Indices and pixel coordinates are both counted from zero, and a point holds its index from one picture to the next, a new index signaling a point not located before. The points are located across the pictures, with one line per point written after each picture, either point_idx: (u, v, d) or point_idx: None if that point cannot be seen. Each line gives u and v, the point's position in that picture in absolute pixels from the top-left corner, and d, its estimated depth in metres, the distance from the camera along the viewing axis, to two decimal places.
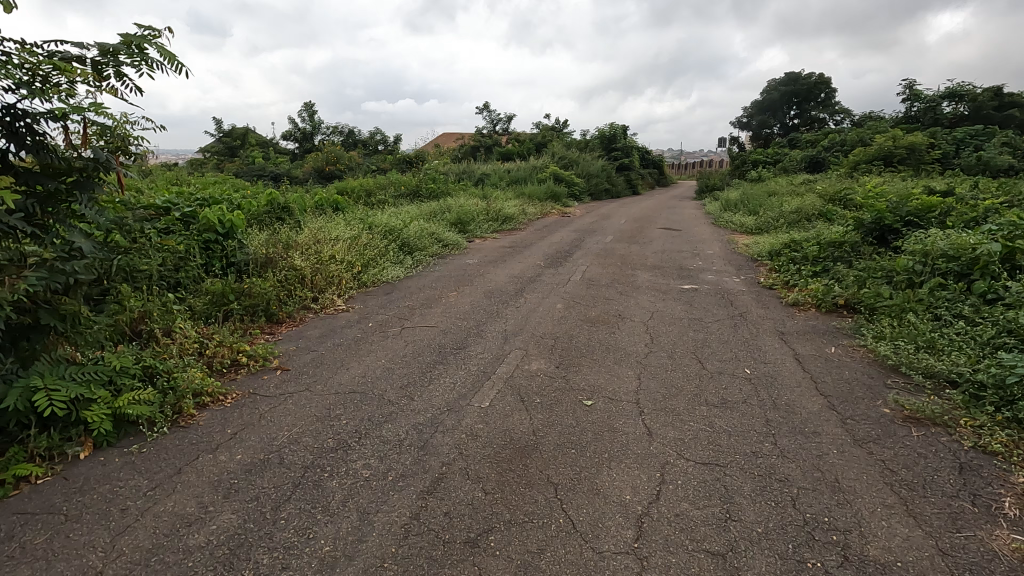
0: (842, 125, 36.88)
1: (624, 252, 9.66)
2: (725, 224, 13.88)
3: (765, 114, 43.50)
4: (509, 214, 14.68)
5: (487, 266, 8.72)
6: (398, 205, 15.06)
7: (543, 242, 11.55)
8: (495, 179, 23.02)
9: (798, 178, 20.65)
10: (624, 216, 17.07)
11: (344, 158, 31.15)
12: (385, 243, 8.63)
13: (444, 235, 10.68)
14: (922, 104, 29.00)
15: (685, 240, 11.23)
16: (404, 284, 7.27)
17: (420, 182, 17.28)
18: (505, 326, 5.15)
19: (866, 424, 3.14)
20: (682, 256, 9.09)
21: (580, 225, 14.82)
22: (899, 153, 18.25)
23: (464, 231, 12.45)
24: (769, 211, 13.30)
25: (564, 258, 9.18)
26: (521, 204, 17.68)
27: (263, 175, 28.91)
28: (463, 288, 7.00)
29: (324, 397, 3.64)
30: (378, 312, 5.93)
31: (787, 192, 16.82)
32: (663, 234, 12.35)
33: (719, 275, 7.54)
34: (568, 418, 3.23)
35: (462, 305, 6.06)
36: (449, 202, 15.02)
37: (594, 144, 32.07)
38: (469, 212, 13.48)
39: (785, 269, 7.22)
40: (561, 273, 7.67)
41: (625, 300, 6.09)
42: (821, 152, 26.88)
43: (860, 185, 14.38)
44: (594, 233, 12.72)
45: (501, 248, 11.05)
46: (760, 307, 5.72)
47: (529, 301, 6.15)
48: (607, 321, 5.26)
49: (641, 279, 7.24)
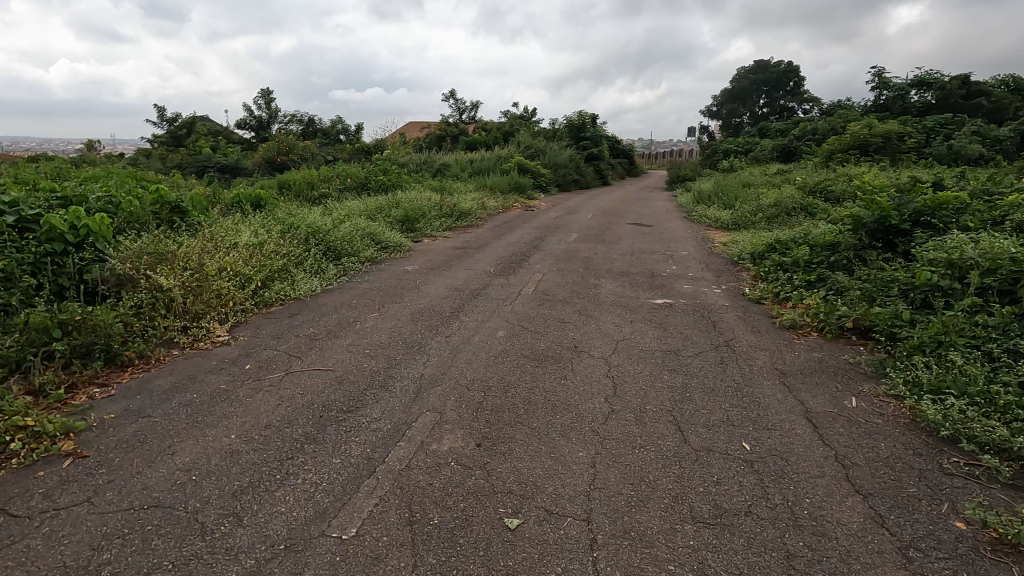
0: (812, 114, 36.48)
1: (589, 253, 8.53)
2: (699, 218, 12.87)
3: (735, 103, 42.99)
4: (466, 209, 13.40)
5: (428, 273, 7.44)
6: (342, 200, 13.60)
7: (500, 241, 10.32)
8: (457, 170, 21.65)
9: (771, 169, 19.89)
10: (592, 209, 15.94)
11: (298, 148, 29.28)
12: (303, 249, 7.21)
13: (383, 235, 9.29)
14: (892, 93, 28.62)
15: (656, 239, 10.15)
16: (318, 302, 5.94)
17: (371, 173, 15.82)
18: (424, 368, 3.90)
19: (942, 561, 2.01)
20: (653, 259, 7.98)
21: (543, 220, 13.64)
22: (875, 142, 17.57)
23: (412, 230, 11.12)
24: (746, 205, 12.33)
25: (519, 262, 7.98)
26: (482, 197, 16.41)
27: (209, 166, 26.87)
28: (389, 306, 5.73)
29: (103, 519, 2.32)
30: (269, 345, 4.61)
31: (763, 183, 15.94)
32: (632, 230, 11.26)
33: (695, 284, 6.45)
34: (476, 564, 2.01)
35: (378, 333, 4.79)
36: (400, 195, 13.63)
37: (562, 133, 30.90)
38: (419, 208, 12.14)
39: (774, 276, 6.14)
40: (511, 284, 6.46)
41: (583, 322, 4.92)
42: (792, 141, 26.28)
43: (839, 176, 13.55)
44: (558, 230, 11.53)
45: (451, 248, 9.78)
46: (748, 332, 4.61)
47: (464, 325, 4.92)
48: (557, 358, 4.06)
49: (605, 290, 6.09)
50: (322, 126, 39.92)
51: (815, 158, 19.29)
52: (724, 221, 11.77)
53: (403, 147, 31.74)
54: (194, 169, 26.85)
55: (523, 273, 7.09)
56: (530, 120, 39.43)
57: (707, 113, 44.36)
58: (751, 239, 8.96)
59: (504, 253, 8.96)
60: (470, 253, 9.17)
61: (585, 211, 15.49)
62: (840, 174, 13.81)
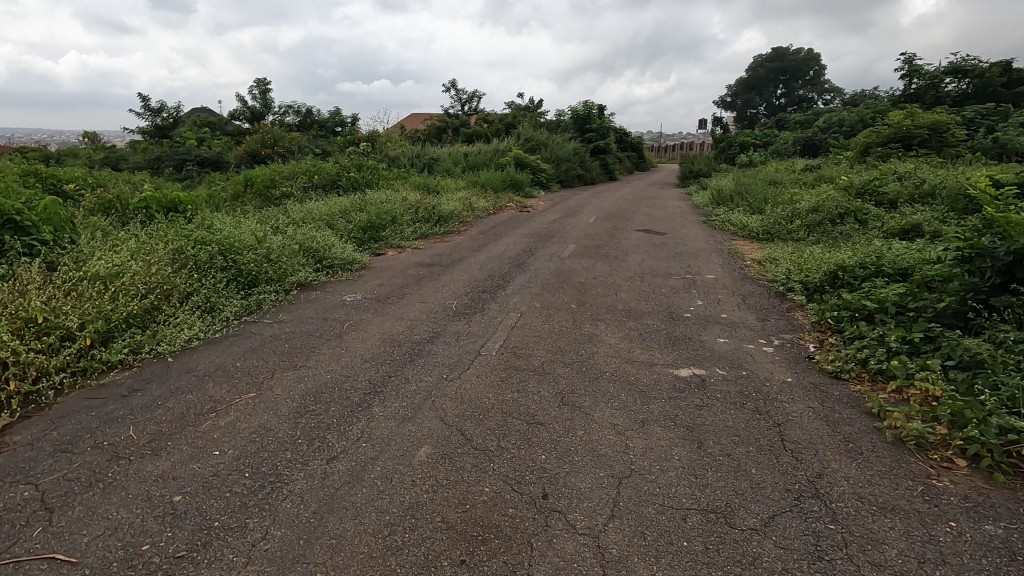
0: (834, 104, 34.12)
1: (586, 276, 6.66)
2: (721, 223, 10.90)
3: (750, 93, 40.62)
4: (447, 212, 11.50)
5: (368, 308, 5.55)
6: (304, 200, 11.73)
7: (480, 254, 8.43)
8: (449, 164, 19.77)
9: (797, 164, 17.81)
10: (594, 211, 14.00)
11: (285, 140, 27.53)
12: (194, 278, 5.33)
13: (328, 250, 7.40)
14: (924, 82, 26.27)
15: (672, 253, 8.22)
16: (181, 366, 4.05)
17: (345, 168, 13.94)
18: (246, 567, 2.03)
19: None
20: (670, 288, 6.06)
21: (537, 225, 11.72)
22: (919, 134, 15.40)
23: (375, 239, 9.24)
24: (778, 209, 10.35)
25: (494, 290, 6.09)
26: (470, 195, 14.52)
27: (188, 159, 25.20)
28: (282, 375, 3.87)
29: None
30: (33, 470, 2.75)
31: (792, 181, 13.91)
32: (642, 240, 9.33)
33: (733, 336, 4.51)
34: None
35: (225, 444, 2.92)
36: (373, 195, 11.76)
37: (567, 124, 28.86)
38: (390, 212, 10.26)
39: (849, 329, 4.23)
40: (472, 333, 4.58)
41: (563, 426, 3.03)
42: (816, 134, 24.14)
43: (887, 174, 11.50)
44: (553, 238, 9.63)
45: (418, 264, 7.90)
46: (844, 459, 2.69)
47: (372, 429, 3.03)
48: (504, 535, 2.17)
49: (603, 349, 4.19)
50: (316, 117, 38.11)
51: (846, 153, 17.21)
52: (752, 230, 9.80)
53: (398, 139, 29.88)
54: (173, 163, 25.20)
55: (493, 312, 5.20)
56: (534, 111, 37.37)
57: (722, 104, 42.05)
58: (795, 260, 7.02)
59: (479, 273, 7.07)
60: (437, 272, 7.28)
61: (588, 213, 13.53)
62: (888, 172, 11.75)
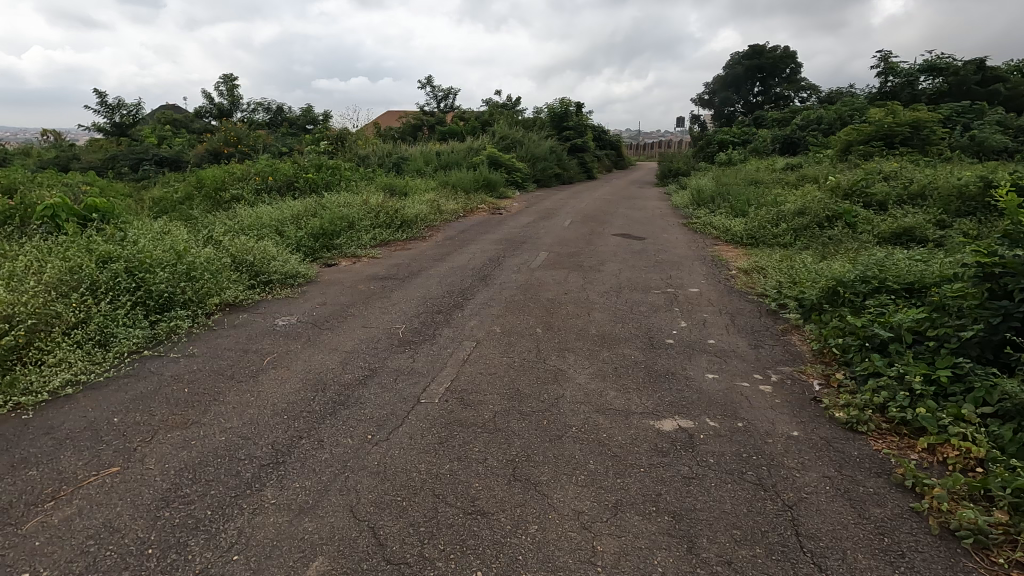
0: (810, 102, 34.05)
1: (557, 290, 5.97)
2: (702, 226, 10.30)
3: (728, 91, 40.45)
4: (411, 216, 10.70)
5: (302, 335, 4.77)
6: (255, 205, 10.82)
7: (443, 264, 7.69)
8: (421, 163, 18.95)
9: (778, 163, 17.38)
10: (570, 213, 13.33)
11: (250, 139, 26.41)
12: (86, 306, 4.49)
13: (268, 264, 6.58)
14: (900, 80, 26.21)
15: (651, 261, 7.59)
16: (39, 425, 3.23)
17: (305, 167, 13.05)
18: None
19: None
20: (649, 305, 5.40)
21: (508, 229, 10.99)
22: (901, 132, 15.04)
23: (328, 248, 8.41)
24: (763, 211, 9.81)
25: (450, 311, 5.34)
26: (440, 197, 13.74)
27: (145, 159, 23.99)
28: (167, 436, 3.07)
29: None
30: None
31: (773, 181, 13.43)
32: (619, 246, 8.67)
33: (723, 368, 3.84)
34: None
35: (44, 559, 2.12)
36: (332, 198, 10.92)
37: (544, 122, 28.19)
38: (349, 218, 9.46)
39: (859, 362, 3.60)
40: (416, 369, 3.84)
41: (512, 516, 2.30)
42: (794, 132, 23.89)
43: (872, 174, 11.04)
44: (524, 245, 8.95)
45: (373, 276, 7.13)
46: (883, 566, 2.02)
47: (255, 528, 2.26)
48: None
49: (570, 392, 3.48)
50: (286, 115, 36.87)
51: (826, 152, 16.86)
52: (735, 233, 9.22)
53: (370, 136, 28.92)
54: (131, 162, 23.96)
55: (446, 340, 4.47)
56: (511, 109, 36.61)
57: (699, 102, 41.85)
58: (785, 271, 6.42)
59: (437, 287, 6.33)
60: (392, 286, 6.51)
61: (563, 215, 12.87)
62: (873, 171, 11.31)
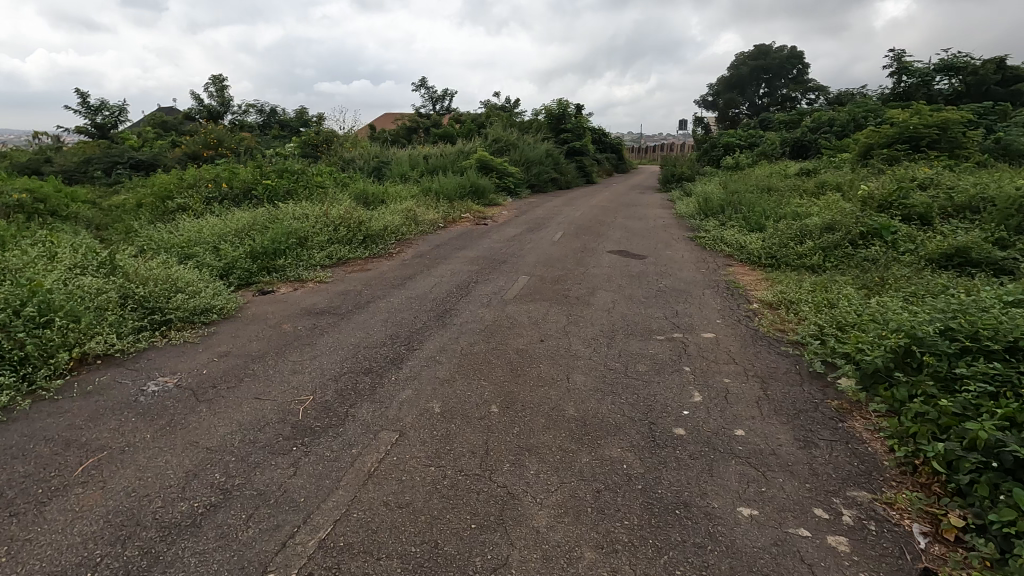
0: (819, 104, 32.70)
1: (531, 336, 4.62)
2: (712, 241, 8.96)
3: (732, 92, 39.14)
4: (379, 229, 9.37)
5: (166, 412, 3.42)
6: (201, 216, 9.50)
7: (402, 292, 6.35)
8: (405, 167, 17.64)
9: (790, 168, 16.05)
10: (563, 223, 12.00)
11: (231, 141, 25.15)
12: None
13: (171, 297, 5.27)
14: (915, 79, 24.87)
15: (653, 289, 6.23)
16: None
17: (268, 171, 11.73)
18: None
19: None
20: (650, 362, 4.06)
21: (490, 243, 9.67)
22: (928, 134, 13.67)
23: (268, 270, 7.09)
24: (783, 225, 8.46)
25: (384, 369, 3.99)
26: (418, 206, 12.43)
27: (119, 163, 22.76)
28: None
29: None
30: None
31: (789, 188, 12.10)
32: (615, 268, 7.33)
33: (763, 494, 2.49)
34: None
35: None
36: (289, 207, 9.60)
37: (540, 123, 26.88)
38: (301, 232, 8.16)
39: (988, 499, 2.23)
40: (289, 495, 2.49)
41: None
42: (805, 134, 22.54)
43: (905, 181, 9.68)
44: (504, 265, 7.63)
45: (311, 309, 5.79)
46: None
47: None
48: None
49: (519, 554, 2.13)
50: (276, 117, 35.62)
51: (843, 156, 15.52)
52: (752, 252, 7.87)
53: (359, 138, 27.65)
54: (106, 166, 22.76)
55: (358, 428, 3.12)
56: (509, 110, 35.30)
57: (703, 104, 40.55)
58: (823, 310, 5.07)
59: (382, 329, 4.99)
60: (327, 325, 5.17)
61: (555, 226, 11.54)
62: (905, 178, 9.96)
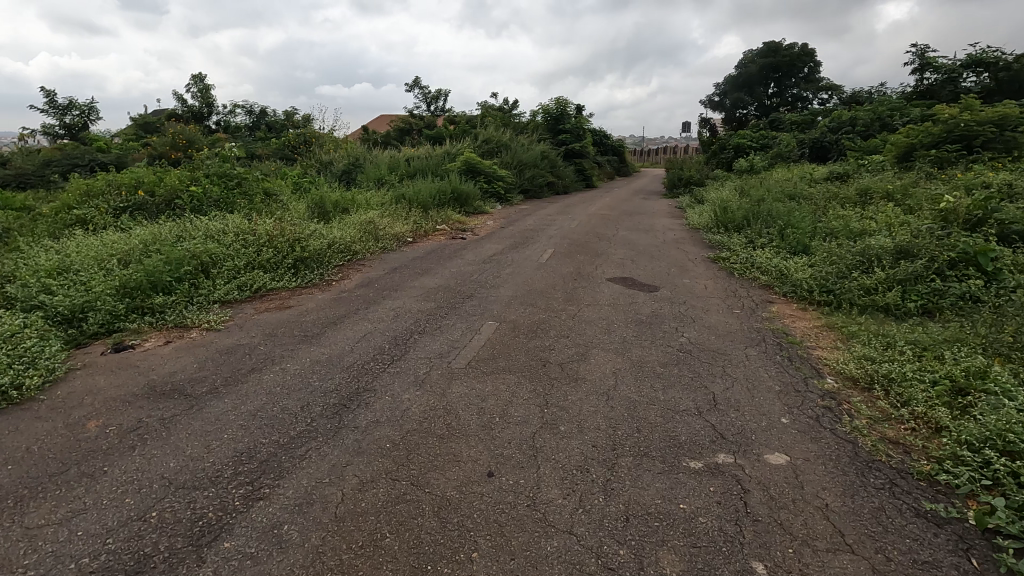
0: (833, 104, 30.77)
1: (475, 462, 2.69)
2: (741, 265, 7.05)
3: (740, 91, 37.27)
4: (320, 248, 7.46)
5: None
6: (98, 231, 7.60)
7: (311, 350, 4.42)
8: (382, 170, 15.78)
9: (816, 172, 14.13)
10: (555, 237, 10.10)
11: (204, 142, 23.31)
12: None
13: None
14: (940, 76, 22.99)
15: (672, 349, 4.30)
16: None
17: (201, 175, 9.79)
18: None
19: None
20: (683, 547, 2.12)
21: (461, 266, 7.76)
22: (982, 133, 11.73)
23: (140, 313, 5.18)
24: (835, 246, 6.53)
25: (171, 566, 2.06)
26: (385, 216, 10.54)
27: (78, 165, 20.90)
28: None
29: None
30: None
31: (824, 196, 10.19)
32: (616, 309, 5.41)
33: None
34: None
35: None
36: (208, 221, 7.68)
37: (537, 123, 25.02)
38: (204, 256, 6.25)
39: None
40: None
41: None
42: (824, 134, 20.67)
43: (981, 189, 7.75)
44: (467, 302, 5.70)
45: (160, 384, 3.84)
46: None
47: None
48: None
49: None
50: (259, 117, 33.79)
51: (877, 159, 13.61)
52: (798, 282, 5.95)
53: (343, 138, 25.77)
54: (64, 169, 20.91)
55: None
56: (505, 111, 33.40)
57: (708, 105, 38.67)
58: (953, 409, 3.15)
59: (237, 436, 3.04)
60: (157, 425, 3.22)
61: (546, 241, 9.64)
62: (975, 183, 8.04)
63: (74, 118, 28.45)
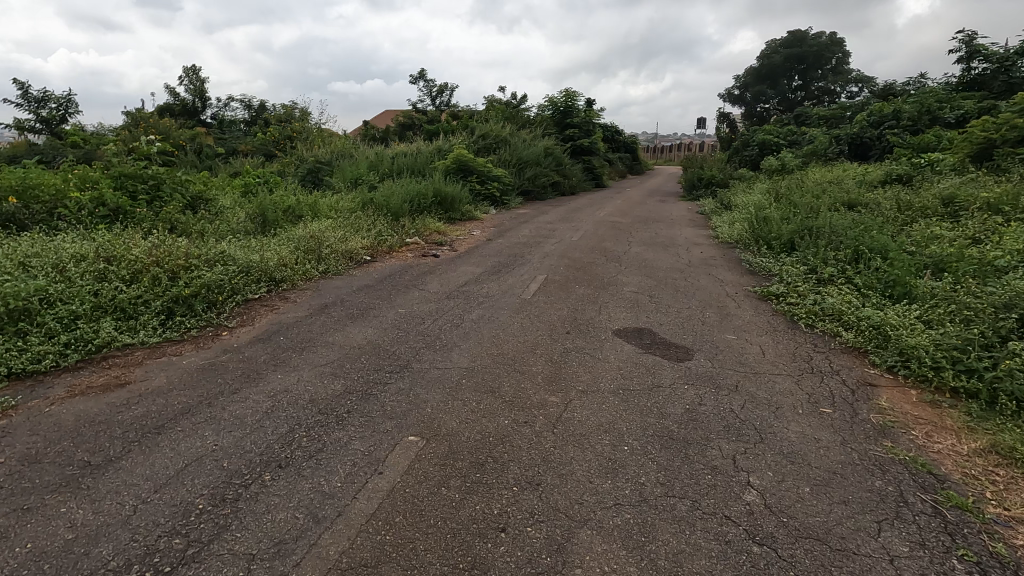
0: (866, 97, 28.22)
1: None
2: (808, 311, 4.93)
3: (762, 84, 34.81)
4: (219, 280, 5.42)
5: None
6: None
7: (59, 514, 2.38)
8: (360, 168, 13.78)
9: (867, 174, 11.85)
10: (552, 256, 8.02)
11: (181, 136, 21.39)
12: None
13: None
14: (991, 66, 20.40)
15: (734, 532, 2.21)
16: None
17: (105, 174, 7.76)
18: None
19: None
20: None
21: (417, 303, 5.70)
22: None
23: None
24: (955, 289, 4.41)
25: None
26: (342, 228, 8.54)
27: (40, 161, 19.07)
28: None
29: None
30: None
31: (894, 206, 7.99)
32: (630, 405, 3.31)
33: None
34: None
35: None
36: (74, 240, 5.66)
37: (541, 117, 22.89)
38: (17, 299, 4.21)
39: None
40: None
41: None
42: (864, 129, 18.30)
43: None
44: (393, 384, 3.63)
45: None
46: None
47: None
48: None
49: None
50: (251, 112, 31.99)
51: (942, 158, 11.32)
52: (911, 352, 3.85)
53: (333, 133, 23.81)
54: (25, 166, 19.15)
55: None
56: (511, 105, 31.27)
57: (728, 98, 36.28)
58: None
59: None
60: None
61: (539, 262, 7.57)
62: None
63: (50, 111, 26.72)
